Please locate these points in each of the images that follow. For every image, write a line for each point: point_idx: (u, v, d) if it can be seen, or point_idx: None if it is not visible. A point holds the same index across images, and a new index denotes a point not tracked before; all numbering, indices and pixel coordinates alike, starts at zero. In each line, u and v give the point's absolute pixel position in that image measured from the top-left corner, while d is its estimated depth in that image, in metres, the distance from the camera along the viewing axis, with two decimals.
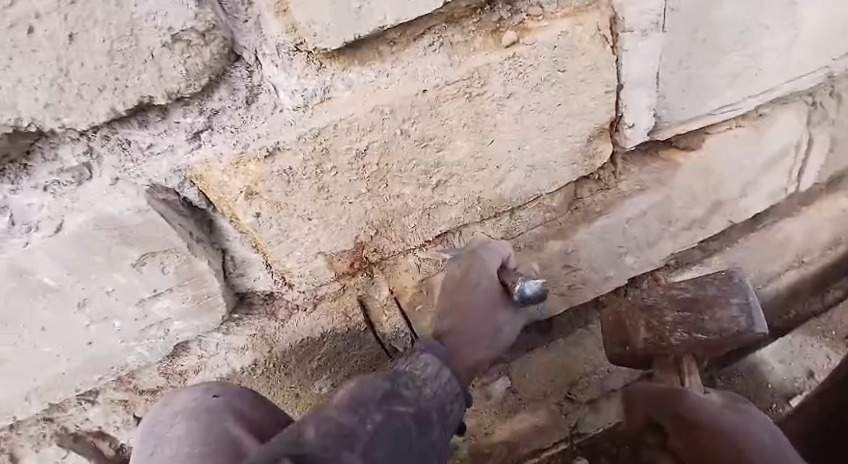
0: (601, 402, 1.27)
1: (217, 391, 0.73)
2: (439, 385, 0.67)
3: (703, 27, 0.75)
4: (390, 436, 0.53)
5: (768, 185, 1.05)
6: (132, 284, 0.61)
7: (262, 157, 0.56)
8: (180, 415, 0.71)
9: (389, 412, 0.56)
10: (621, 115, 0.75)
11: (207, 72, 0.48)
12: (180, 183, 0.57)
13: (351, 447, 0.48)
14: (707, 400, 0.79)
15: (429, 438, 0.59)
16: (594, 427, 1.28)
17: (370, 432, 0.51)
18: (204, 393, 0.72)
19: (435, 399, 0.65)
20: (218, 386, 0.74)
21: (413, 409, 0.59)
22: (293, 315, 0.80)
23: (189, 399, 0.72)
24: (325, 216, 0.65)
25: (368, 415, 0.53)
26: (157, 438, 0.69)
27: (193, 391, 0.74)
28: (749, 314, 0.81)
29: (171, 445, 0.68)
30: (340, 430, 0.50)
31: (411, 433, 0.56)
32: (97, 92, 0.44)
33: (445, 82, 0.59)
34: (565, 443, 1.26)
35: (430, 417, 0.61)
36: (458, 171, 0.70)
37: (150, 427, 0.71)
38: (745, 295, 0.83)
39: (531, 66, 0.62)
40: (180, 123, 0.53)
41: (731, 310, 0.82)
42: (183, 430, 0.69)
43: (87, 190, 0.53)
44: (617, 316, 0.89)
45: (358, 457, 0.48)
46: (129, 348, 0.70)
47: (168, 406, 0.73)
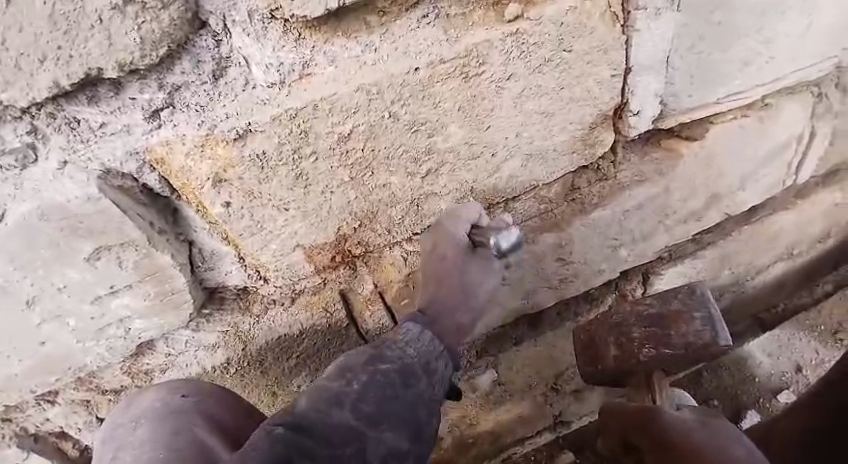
0: (586, 394, 1.27)
1: (185, 391, 0.67)
2: (423, 344, 0.63)
3: (720, 7, 0.69)
4: (379, 390, 0.54)
5: (768, 177, 1.02)
6: (86, 280, 0.55)
7: (231, 140, 0.50)
8: (145, 417, 0.64)
9: (374, 370, 0.56)
10: (626, 101, 0.70)
11: (167, 41, 0.41)
12: (138, 167, 0.51)
13: (339, 406, 0.50)
14: (681, 414, 0.75)
15: (415, 389, 0.57)
16: (576, 415, 1.29)
17: (357, 391, 0.52)
18: (169, 394, 0.66)
19: (420, 356, 0.61)
20: (187, 384, 0.68)
21: (396, 364, 0.58)
22: (269, 309, 0.74)
23: (153, 399, 0.66)
24: (304, 205, 0.59)
25: (355, 376, 0.54)
26: (119, 442, 0.63)
27: (160, 390, 0.67)
28: (712, 325, 0.75)
29: (132, 449, 0.61)
30: (330, 392, 0.52)
31: (397, 387, 0.55)
32: (37, 63, 0.37)
33: (440, 59, 0.53)
34: (548, 431, 1.29)
35: (415, 372, 0.59)
36: (451, 159, 0.64)
37: (116, 420, 0.66)
38: (707, 308, 0.77)
39: (535, 44, 0.57)
40: (136, 100, 0.46)
41: (696, 323, 0.76)
42: (148, 432, 0.62)
43: (32, 174, 0.46)
44: (589, 335, 0.86)
45: (347, 414, 0.50)
46: (87, 348, 0.64)
47: (129, 410, 0.66)
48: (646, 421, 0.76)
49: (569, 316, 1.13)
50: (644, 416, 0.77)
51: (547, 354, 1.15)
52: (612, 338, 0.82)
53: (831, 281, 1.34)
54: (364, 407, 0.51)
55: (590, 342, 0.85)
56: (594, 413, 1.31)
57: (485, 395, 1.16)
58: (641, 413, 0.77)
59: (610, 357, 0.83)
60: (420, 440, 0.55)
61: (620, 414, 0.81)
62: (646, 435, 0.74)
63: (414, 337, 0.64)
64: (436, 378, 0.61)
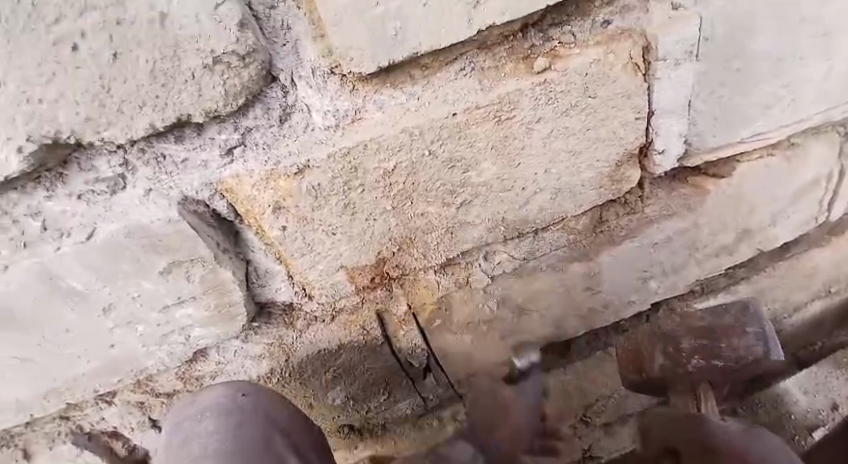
0: (616, 427, 1.27)
1: (245, 390, 0.72)
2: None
3: (738, 56, 0.74)
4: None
5: (799, 214, 1.03)
6: (158, 291, 0.62)
7: (291, 173, 0.57)
8: (210, 411, 0.70)
9: None
10: (651, 141, 0.75)
11: (245, 93, 0.49)
12: (210, 195, 0.58)
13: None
14: (725, 427, 0.74)
15: None
16: (606, 451, 1.27)
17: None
18: (232, 392, 0.71)
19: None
20: (248, 384, 0.73)
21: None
22: (311, 325, 0.80)
23: (217, 396, 0.71)
24: (350, 230, 0.66)
25: None
26: (185, 433, 0.69)
27: (222, 388, 0.72)
28: (765, 342, 0.81)
29: (200, 440, 0.67)
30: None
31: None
32: (138, 109, 0.45)
33: (476, 105, 0.59)
34: None
35: None
36: (483, 192, 0.70)
37: (181, 411, 0.72)
38: (760, 324, 0.83)
39: (563, 91, 0.62)
40: (215, 139, 0.53)
41: (749, 337, 0.82)
42: (214, 426, 0.68)
43: (120, 199, 0.54)
44: (634, 345, 0.87)
45: None
46: (150, 352, 0.71)
47: (193, 404, 0.72)
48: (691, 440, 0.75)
49: (597, 345, 1.16)
50: (689, 431, 0.76)
51: (575, 382, 1.18)
52: (660, 346, 0.84)
53: None
54: None
55: (640, 353, 0.86)
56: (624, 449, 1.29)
57: None
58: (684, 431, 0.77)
59: (655, 366, 0.84)
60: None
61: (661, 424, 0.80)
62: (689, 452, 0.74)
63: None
64: None
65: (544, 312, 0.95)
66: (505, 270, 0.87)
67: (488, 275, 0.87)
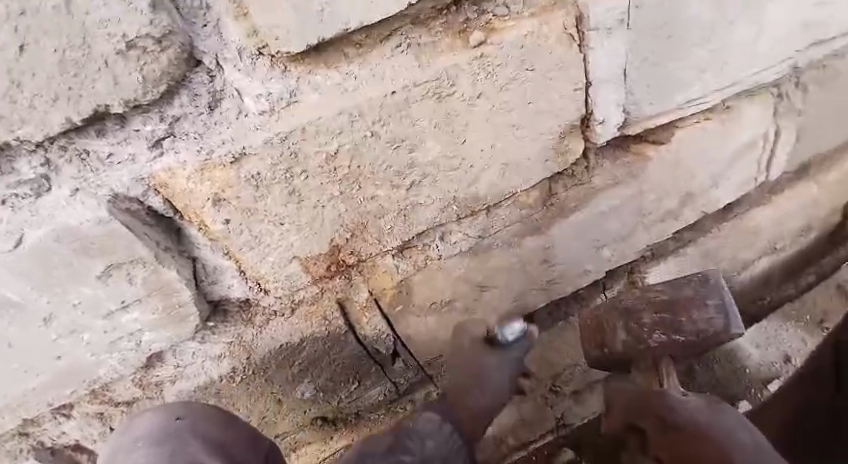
0: (586, 395, 1.31)
1: (180, 414, 0.69)
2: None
3: (667, 25, 0.75)
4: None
5: (739, 175, 1.07)
6: (98, 296, 0.59)
7: (228, 163, 0.55)
8: (142, 441, 0.66)
9: None
10: (592, 112, 0.76)
11: (166, 79, 0.47)
12: (143, 191, 0.56)
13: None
14: (686, 402, 0.77)
15: None
16: (578, 418, 1.32)
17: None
18: (164, 419, 0.68)
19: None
20: (181, 406, 0.71)
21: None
22: (270, 320, 0.79)
23: (150, 425, 0.68)
24: (299, 219, 0.65)
25: None
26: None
27: (156, 414, 0.69)
28: (724, 313, 0.83)
29: None
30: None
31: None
32: (51, 103, 0.43)
33: (412, 84, 0.58)
34: (552, 434, 1.31)
35: None
36: (431, 172, 0.70)
37: (111, 452, 0.67)
38: (719, 295, 0.84)
39: (501, 65, 0.62)
40: (141, 131, 0.51)
41: (709, 310, 0.83)
42: (147, 456, 0.64)
43: (46, 202, 0.51)
44: (597, 320, 0.90)
45: None
46: (100, 361, 0.68)
47: (128, 432, 0.68)
48: (657, 416, 0.77)
49: (560, 316, 1.18)
50: (652, 406, 0.79)
51: (540, 353, 1.20)
52: (621, 322, 0.86)
53: (814, 271, 1.42)
54: None
55: (605, 329, 0.88)
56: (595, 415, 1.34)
57: None
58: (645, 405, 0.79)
59: (617, 342, 0.87)
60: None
61: (625, 401, 0.83)
62: (655, 429, 0.77)
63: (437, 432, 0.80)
64: None
65: (504, 287, 0.96)
66: (462, 249, 0.87)
67: (443, 253, 0.86)
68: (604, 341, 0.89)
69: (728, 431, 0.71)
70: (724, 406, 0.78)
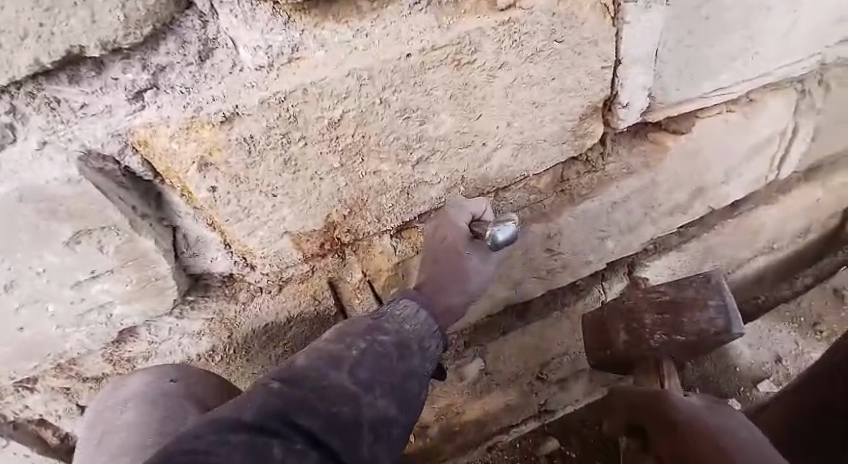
0: (571, 383, 1.29)
1: (174, 375, 0.67)
2: (419, 323, 0.64)
3: (707, 2, 0.70)
4: (375, 358, 0.57)
5: (753, 171, 1.03)
6: (66, 264, 0.53)
7: (217, 122, 0.49)
8: (131, 401, 0.66)
9: (372, 340, 0.59)
10: (615, 94, 0.71)
11: (152, 20, 0.40)
12: (121, 149, 0.49)
13: (337, 367, 0.54)
14: (687, 401, 0.74)
15: (410, 364, 0.60)
16: (560, 405, 1.32)
17: (355, 356, 0.56)
18: (156, 378, 0.66)
19: (416, 334, 0.63)
20: (176, 368, 0.68)
21: (396, 336, 0.61)
22: (255, 296, 0.73)
23: (140, 382, 0.66)
24: (292, 191, 0.59)
25: (354, 343, 0.57)
26: (104, 424, 0.66)
27: (148, 373, 0.67)
28: (726, 314, 0.77)
29: (122, 434, 0.65)
30: (327, 353, 0.55)
31: (392, 359, 0.58)
32: (18, 40, 0.36)
33: (432, 46, 0.52)
34: (534, 420, 1.32)
35: (411, 346, 0.61)
36: (441, 147, 0.64)
37: (98, 412, 0.68)
38: (721, 296, 0.79)
39: (528, 33, 0.57)
40: (119, 80, 0.45)
41: (710, 311, 0.78)
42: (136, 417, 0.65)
43: (9, 154, 0.45)
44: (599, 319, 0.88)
45: (345, 377, 0.53)
46: (67, 333, 0.61)
47: (114, 394, 0.67)
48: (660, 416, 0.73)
49: (556, 306, 1.14)
50: (655, 407, 0.75)
51: (534, 344, 1.16)
52: (623, 323, 0.84)
53: (812, 274, 1.40)
54: (360, 373, 0.55)
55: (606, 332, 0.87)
56: (578, 401, 1.34)
57: (471, 383, 1.15)
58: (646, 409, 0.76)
59: (620, 342, 0.85)
60: (410, 410, 0.58)
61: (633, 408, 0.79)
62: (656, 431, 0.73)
63: (411, 315, 0.65)
64: (410, 367, 0.60)
65: (504, 273, 0.91)
66: None
67: None
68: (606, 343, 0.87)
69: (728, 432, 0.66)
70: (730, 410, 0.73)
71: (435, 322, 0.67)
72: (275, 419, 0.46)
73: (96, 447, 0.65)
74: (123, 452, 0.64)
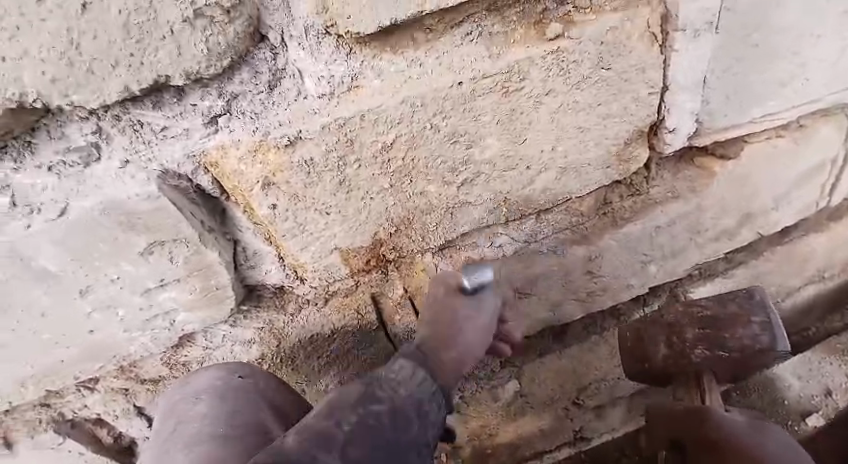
0: (607, 410, 1.27)
1: (242, 372, 0.70)
2: (419, 388, 0.59)
3: (756, 31, 0.70)
4: (366, 433, 0.51)
5: (803, 197, 1.01)
6: (139, 273, 0.57)
7: (281, 146, 0.53)
8: (204, 394, 0.68)
9: (364, 413, 0.53)
10: (663, 118, 0.72)
11: (230, 53, 0.44)
12: (194, 169, 0.54)
13: (326, 451, 0.48)
14: (731, 418, 0.74)
15: (409, 433, 0.55)
16: (596, 432, 1.29)
17: (345, 434, 0.50)
18: (225, 375, 0.70)
19: (413, 399, 0.58)
20: (243, 365, 0.72)
21: (391, 405, 0.55)
22: (303, 308, 0.76)
23: (211, 379, 0.69)
24: (344, 209, 0.62)
25: (344, 417, 0.52)
26: (177, 415, 0.67)
27: (217, 370, 0.70)
28: (772, 332, 0.76)
29: (194, 423, 0.65)
30: (317, 432, 0.50)
31: (387, 429, 0.53)
32: (110, 69, 0.40)
33: (482, 74, 0.55)
34: (570, 447, 1.28)
35: (409, 414, 0.56)
36: (487, 170, 0.66)
37: (169, 406, 0.70)
38: (766, 313, 0.78)
39: (575, 62, 0.59)
40: (197, 106, 0.49)
41: (754, 327, 0.76)
42: (209, 409, 0.66)
43: (94, 172, 0.50)
44: (635, 332, 0.84)
45: (333, 460, 0.48)
46: (132, 337, 0.65)
47: (186, 387, 0.70)
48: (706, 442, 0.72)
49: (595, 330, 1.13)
50: (699, 427, 0.73)
51: (571, 368, 1.15)
52: (663, 334, 0.81)
53: None
54: (352, 451, 0.49)
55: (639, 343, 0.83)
56: (615, 430, 1.30)
57: (506, 404, 1.16)
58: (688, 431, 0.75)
59: (659, 357, 0.81)
60: None
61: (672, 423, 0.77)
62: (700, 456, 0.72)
63: (408, 375, 0.60)
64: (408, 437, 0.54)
65: (543, 294, 0.92)
66: (508, 252, 0.84)
67: (485, 255, 0.83)
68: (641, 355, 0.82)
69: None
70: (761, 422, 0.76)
71: (432, 380, 0.62)
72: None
73: (169, 435, 0.66)
74: (196, 441, 0.63)
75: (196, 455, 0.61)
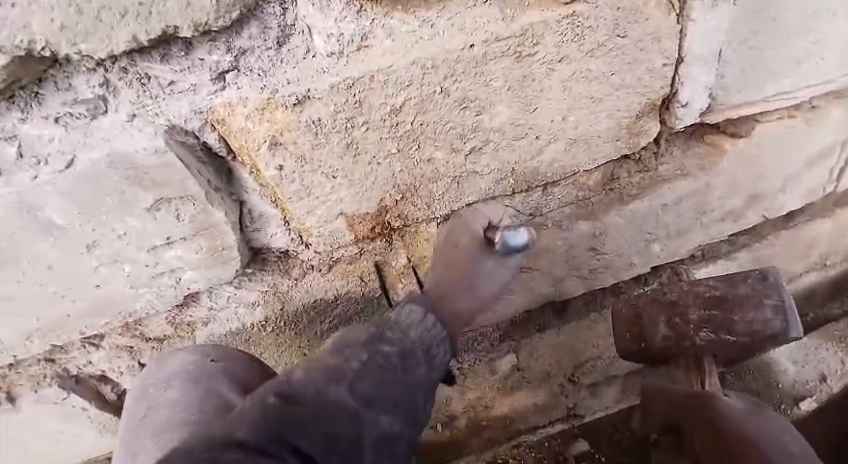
0: (602, 389, 1.28)
1: (215, 356, 0.71)
2: (425, 331, 0.68)
3: (775, 5, 0.68)
4: (375, 370, 0.59)
5: (811, 180, 1.00)
6: (146, 229, 0.57)
7: (290, 105, 0.52)
8: (175, 380, 0.69)
9: (374, 352, 0.61)
10: (676, 91, 0.71)
11: (239, 5, 0.43)
12: (201, 126, 0.54)
13: (338, 383, 0.56)
14: (732, 403, 0.74)
15: (414, 375, 0.63)
16: (590, 410, 1.31)
17: (353, 372, 0.58)
18: (199, 359, 0.70)
19: (420, 342, 0.66)
20: (215, 348, 0.72)
21: (398, 347, 0.63)
22: (307, 273, 0.76)
23: (185, 362, 0.70)
24: (351, 174, 0.61)
25: (354, 355, 0.60)
26: (148, 402, 0.69)
27: (192, 352, 0.71)
28: (783, 316, 0.76)
29: (165, 409, 0.67)
30: (326, 368, 0.58)
31: (393, 368, 0.61)
32: (118, 17, 0.39)
33: (495, 38, 0.54)
34: (563, 422, 1.31)
35: (415, 355, 0.64)
36: (495, 138, 0.65)
37: (142, 388, 0.71)
38: (779, 296, 0.78)
39: (590, 28, 0.57)
40: (205, 61, 0.49)
41: (765, 311, 0.77)
42: (179, 395, 0.68)
43: (101, 125, 0.49)
44: (633, 310, 0.83)
45: (344, 391, 0.56)
46: (138, 293, 0.66)
47: (160, 371, 0.71)
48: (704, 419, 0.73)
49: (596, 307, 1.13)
50: (697, 407, 0.75)
51: (570, 344, 1.15)
52: (665, 315, 0.80)
53: None
54: (359, 386, 0.57)
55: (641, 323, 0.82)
56: (609, 408, 1.32)
57: (503, 377, 1.17)
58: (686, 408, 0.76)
59: (658, 337, 0.81)
60: (414, 422, 0.61)
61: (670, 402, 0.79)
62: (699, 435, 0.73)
63: (417, 320, 0.69)
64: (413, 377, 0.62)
65: (546, 269, 0.92)
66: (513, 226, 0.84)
67: None
68: (640, 334, 0.82)
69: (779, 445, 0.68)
70: (761, 407, 0.76)
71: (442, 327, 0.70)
72: (270, 440, 0.48)
73: (140, 420, 0.68)
74: (166, 428, 0.65)
75: (167, 441, 0.64)
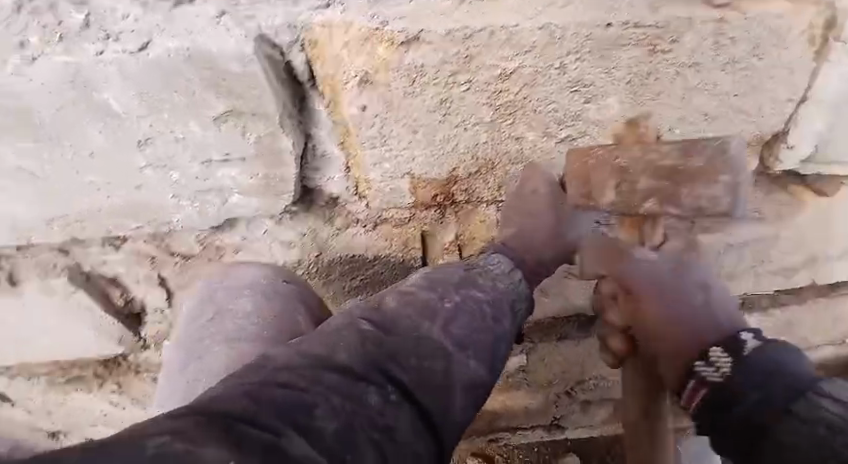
0: (593, 406, 1.22)
1: (287, 277, 0.69)
2: (513, 284, 0.63)
3: None
4: (469, 313, 0.55)
5: None
6: (206, 140, 0.53)
7: (397, 42, 0.47)
8: (248, 289, 0.68)
9: (467, 296, 0.57)
10: (785, 131, 0.61)
11: None
12: (291, 43, 0.48)
13: (431, 320, 0.53)
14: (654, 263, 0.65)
15: (501, 326, 0.58)
16: (574, 424, 1.25)
17: (448, 310, 0.54)
18: (273, 276, 0.69)
19: (508, 294, 0.62)
20: (286, 270, 0.71)
21: (488, 295, 0.59)
22: (349, 226, 0.71)
23: (259, 275, 0.69)
24: (432, 133, 0.56)
25: (447, 296, 0.56)
26: (218, 306, 0.68)
27: (267, 269, 0.70)
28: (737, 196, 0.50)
29: (235, 318, 0.67)
30: (421, 303, 0.54)
31: (485, 318, 0.57)
32: None
33: (638, 22, 0.48)
34: (542, 428, 1.25)
35: (503, 307, 0.60)
36: (592, 133, 0.58)
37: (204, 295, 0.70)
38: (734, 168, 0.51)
39: (733, 39, 0.50)
40: None
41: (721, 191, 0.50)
42: (253, 306, 0.67)
43: (185, 14, 0.44)
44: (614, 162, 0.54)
45: (437, 329, 0.52)
46: (178, 205, 0.61)
47: (231, 277, 0.70)
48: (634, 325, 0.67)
49: None
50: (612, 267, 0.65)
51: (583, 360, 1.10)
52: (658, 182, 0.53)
53: None
54: (454, 329, 0.53)
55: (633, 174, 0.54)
56: (594, 427, 1.27)
57: (504, 374, 1.12)
58: (697, 183, 0.50)
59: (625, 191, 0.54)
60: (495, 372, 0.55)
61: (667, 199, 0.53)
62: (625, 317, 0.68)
63: (504, 272, 0.63)
64: (501, 328, 0.57)
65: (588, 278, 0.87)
66: None
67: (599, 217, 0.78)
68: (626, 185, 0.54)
69: (780, 381, 0.52)
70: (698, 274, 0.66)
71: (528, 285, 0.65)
72: (372, 369, 0.45)
73: (208, 323, 0.68)
74: (238, 336, 0.66)
75: (239, 350, 0.64)
